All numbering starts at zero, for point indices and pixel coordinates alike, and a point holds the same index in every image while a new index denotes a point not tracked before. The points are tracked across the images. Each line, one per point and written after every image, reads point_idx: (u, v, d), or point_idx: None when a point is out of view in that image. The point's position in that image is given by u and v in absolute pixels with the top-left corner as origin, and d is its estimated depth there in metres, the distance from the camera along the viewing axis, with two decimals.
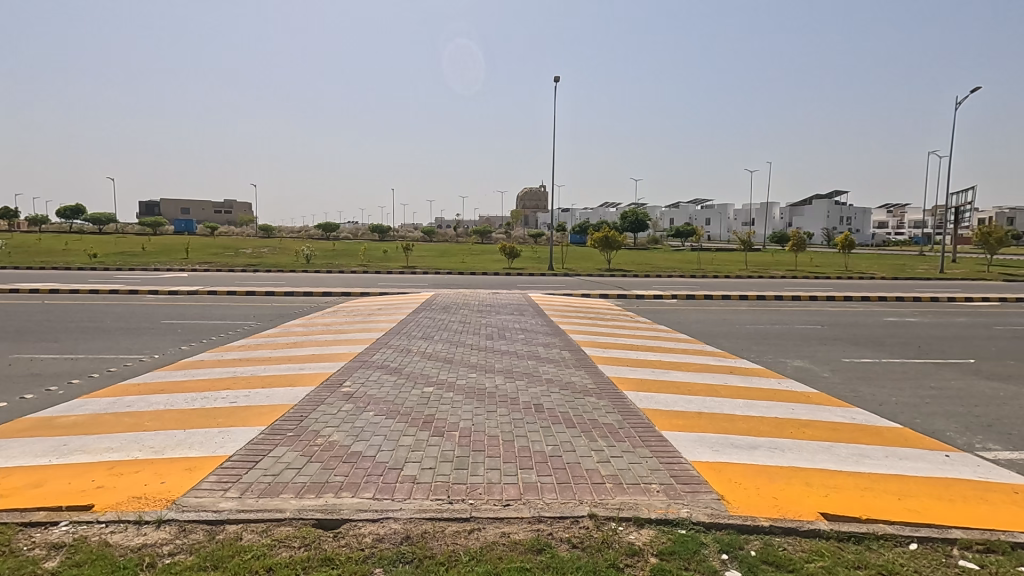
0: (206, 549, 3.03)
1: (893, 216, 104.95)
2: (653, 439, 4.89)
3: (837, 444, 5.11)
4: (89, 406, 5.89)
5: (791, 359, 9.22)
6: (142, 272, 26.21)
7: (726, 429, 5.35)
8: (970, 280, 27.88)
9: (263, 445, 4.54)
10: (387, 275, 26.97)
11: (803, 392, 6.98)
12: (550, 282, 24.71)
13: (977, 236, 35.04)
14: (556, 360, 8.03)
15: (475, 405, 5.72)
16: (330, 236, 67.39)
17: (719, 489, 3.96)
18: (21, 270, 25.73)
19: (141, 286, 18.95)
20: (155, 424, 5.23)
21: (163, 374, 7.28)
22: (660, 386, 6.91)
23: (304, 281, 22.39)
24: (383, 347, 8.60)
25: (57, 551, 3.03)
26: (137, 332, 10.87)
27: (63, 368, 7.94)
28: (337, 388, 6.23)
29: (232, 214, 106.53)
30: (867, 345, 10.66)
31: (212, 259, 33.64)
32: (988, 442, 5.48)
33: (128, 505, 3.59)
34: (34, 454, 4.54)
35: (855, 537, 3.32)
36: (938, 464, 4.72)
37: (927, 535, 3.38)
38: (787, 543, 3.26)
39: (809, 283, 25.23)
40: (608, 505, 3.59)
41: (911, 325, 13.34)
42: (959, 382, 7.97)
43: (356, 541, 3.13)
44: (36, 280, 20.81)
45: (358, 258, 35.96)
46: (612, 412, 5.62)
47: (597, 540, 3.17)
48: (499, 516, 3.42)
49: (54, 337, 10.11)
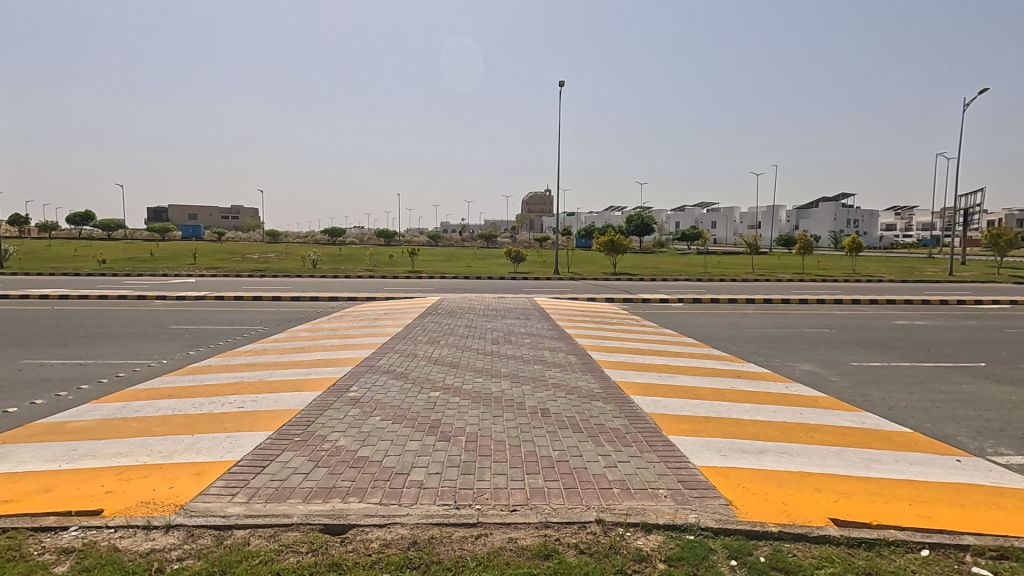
0: (214, 555, 3.04)
1: (900, 218, 104.57)
2: (660, 444, 4.87)
3: (847, 449, 5.06)
4: (98, 410, 5.95)
5: (799, 363, 9.16)
6: (151, 277, 26.44)
7: (733, 434, 5.32)
8: (980, 283, 27.56)
9: (270, 449, 4.56)
10: (394, 280, 27.04)
11: (811, 397, 6.93)
12: (556, 287, 24.67)
13: (986, 237, 34.70)
14: (563, 365, 8.02)
15: (482, 409, 5.73)
16: (336, 241, 67.78)
17: (726, 493, 3.94)
18: (30, 276, 25.97)
19: (150, 292, 19.12)
20: (163, 429, 5.26)
21: (170, 379, 7.30)
22: (666, 390, 6.89)
23: (311, 286, 22.53)
24: (389, 352, 8.62)
25: (67, 556, 3.05)
26: (144, 337, 10.96)
27: (73, 374, 7.99)
28: (343, 393, 6.25)
29: (240, 221, 107.72)
30: (875, 349, 10.56)
31: (220, 264, 34.02)
32: (999, 447, 5.43)
33: (137, 510, 3.61)
34: (45, 459, 4.57)
35: (866, 544, 3.29)
36: (948, 469, 4.67)
37: (939, 541, 3.34)
38: (796, 549, 3.23)
39: (817, 287, 25.07)
40: (615, 510, 3.58)
41: (922, 328, 13.18)
42: (970, 386, 7.88)
43: (363, 547, 3.13)
44: (47, 286, 21.01)
45: (364, 263, 36.15)
46: (619, 417, 5.61)
47: (604, 546, 3.16)
48: (506, 521, 3.41)
49: (63, 343, 10.17)
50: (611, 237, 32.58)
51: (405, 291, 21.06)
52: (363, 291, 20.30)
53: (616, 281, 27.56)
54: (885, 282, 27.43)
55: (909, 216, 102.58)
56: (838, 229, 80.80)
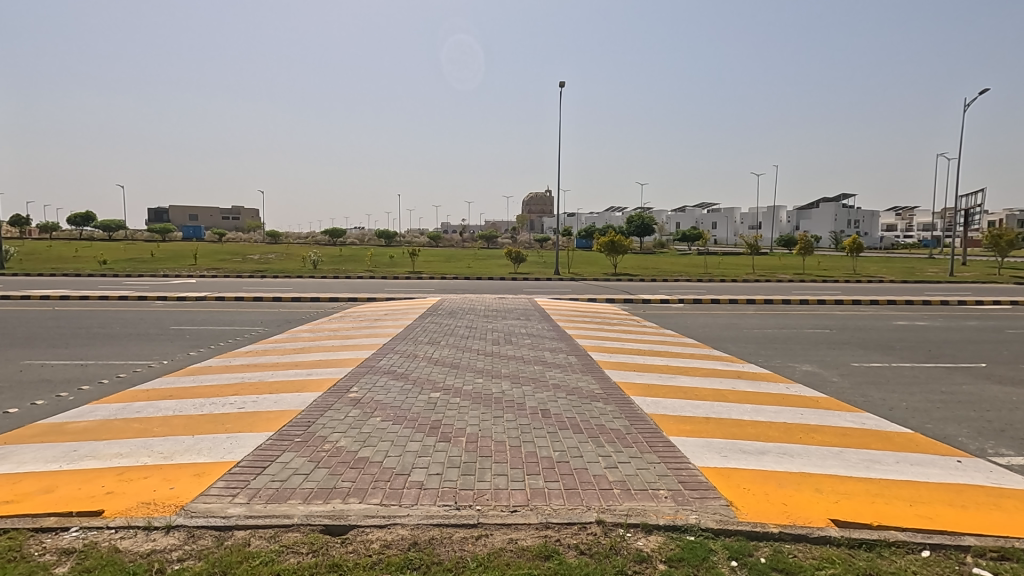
0: (214, 555, 3.04)
1: (901, 218, 104.00)
2: (661, 444, 4.87)
3: (848, 449, 5.06)
4: (99, 411, 5.95)
5: (800, 364, 9.16)
6: (152, 278, 26.41)
7: (733, 435, 5.32)
8: (981, 284, 27.55)
9: (271, 450, 4.56)
10: (395, 280, 27.00)
11: (811, 397, 6.93)
12: (557, 287, 24.67)
13: (987, 238, 34.66)
14: (564, 365, 8.02)
15: (482, 410, 5.73)
16: (337, 241, 67.74)
17: (727, 494, 3.94)
18: (31, 277, 25.91)
19: (150, 293, 19.10)
20: (164, 430, 5.26)
21: (171, 380, 7.30)
22: (667, 390, 6.89)
23: (312, 287, 22.53)
24: (389, 353, 8.62)
25: (68, 557, 3.05)
26: (145, 337, 10.96)
27: (73, 375, 7.98)
28: (344, 394, 6.26)
29: (240, 222, 107.80)
30: (875, 350, 10.58)
31: (220, 265, 33.98)
32: (1000, 447, 5.42)
33: (138, 511, 3.61)
34: (45, 460, 4.57)
35: (867, 545, 3.29)
36: (949, 470, 4.67)
37: (940, 542, 3.34)
38: (797, 550, 3.22)
39: (817, 287, 25.07)
40: (615, 511, 3.57)
41: (923, 329, 13.19)
42: (971, 386, 7.89)
43: (364, 547, 3.13)
44: (47, 287, 20.97)
45: (365, 264, 36.10)
46: (620, 418, 5.61)
47: (605, 547, 3.16)
48: (507, 522, 3.41)
49: (64, 344, 10.16)
50: (612, 237, 32.47)
51: (406, 291, 21.06)
52: (364, 292, 20.30)
53: (616, 282, 27.55)
54: (886, 283, 27.39)
55: (910, 216, 102.61)
56: (838, 229, 80.80)
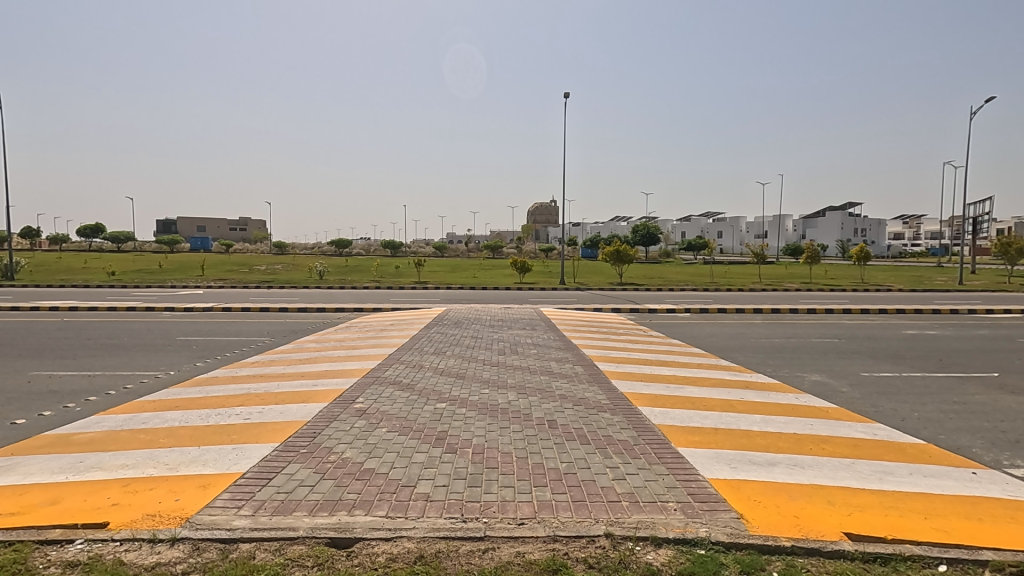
0: (219, 568, 3.01)
1: (909, 227, 103.08)
2: (669, 455, 4.82)
3: (859, 460, 5.00)
4: (106, 422, 5.95)
5: (809, 373, 9.08)
6: (158, 289, 26.60)
7: (743, 446, 5.24)
8: (992, 292, 27.07)
9: (276, 462, 4.53)
10: (399, 291, 26.96)
11: (821, 408, 6.83)
12: (563, 297, 24.53)
13: (996, 245, 34.26)
14: (570, 375, 7.98)
15: (488, 421, 5.70)
16: (343, 251, 67.94)
17: (738, 507, 3.88)
18: (40, 288, 26.02)
19: (157, 303, 19.13)
20: (169, 441, 5.25)
21: (178, 391, 7.29)
22: (674, 400, 6.82)
23: (319, 297, 22.56)
24: (395, 363, 8.60)
25: (71, 569, 3.04)
26: (151, 348, 10.99)
27: (81, 385, 7.99)
28: (350, 405, 6.22)
29: (247, 231, 109.36)
30: (885, 359, 10.46)
31: (228, 275, 34.54)
32: (1014, 458, 5.33)
33: (143, 523, 3.58)
34: (51, 470, 4.57)
35: (881, 559, 3.23)
36: (964, 482, 4.59)
37: (957, 555, 3.27)
38: (810, 564, 3.17)
39: (826, 296, 24.78)
40: (624, 523, 3.52)
41: (934, 338, 13.03)
42: (983, 396, 7.78)
43: (369, 561, 3.09)
44: (57, 298, 21.15)
45: (371, 274, 36.44)
46: (627, 429, 5.54)
47: (614, 560, 3.11)
48: (514, 535, 3.37)
49: (71, 355, 10.19)
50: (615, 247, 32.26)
51: (411, 301, 21.01)
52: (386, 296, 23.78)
53: (622, 291, 27.45)
54: (896, 292, 27.03)
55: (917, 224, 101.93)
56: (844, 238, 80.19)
